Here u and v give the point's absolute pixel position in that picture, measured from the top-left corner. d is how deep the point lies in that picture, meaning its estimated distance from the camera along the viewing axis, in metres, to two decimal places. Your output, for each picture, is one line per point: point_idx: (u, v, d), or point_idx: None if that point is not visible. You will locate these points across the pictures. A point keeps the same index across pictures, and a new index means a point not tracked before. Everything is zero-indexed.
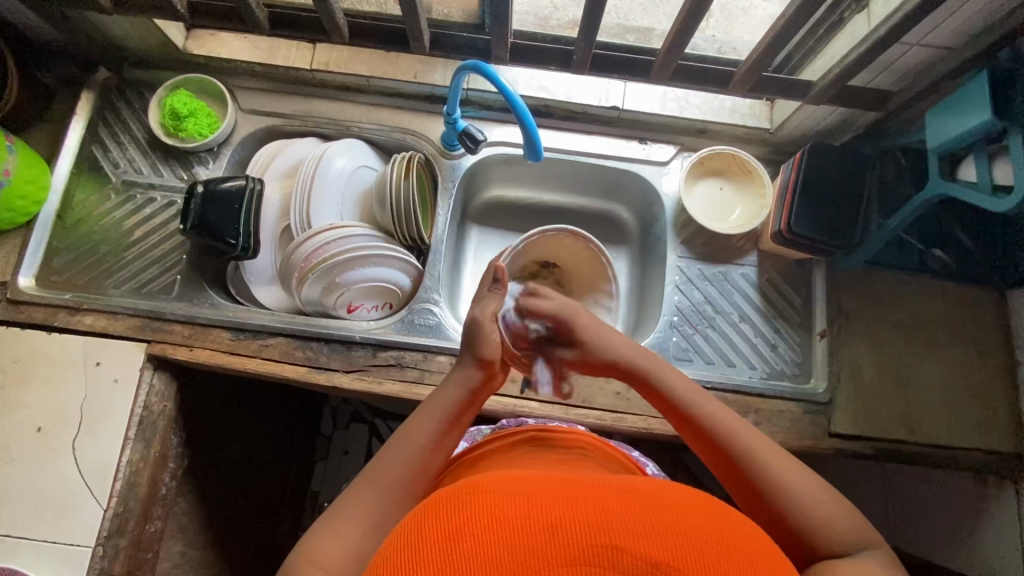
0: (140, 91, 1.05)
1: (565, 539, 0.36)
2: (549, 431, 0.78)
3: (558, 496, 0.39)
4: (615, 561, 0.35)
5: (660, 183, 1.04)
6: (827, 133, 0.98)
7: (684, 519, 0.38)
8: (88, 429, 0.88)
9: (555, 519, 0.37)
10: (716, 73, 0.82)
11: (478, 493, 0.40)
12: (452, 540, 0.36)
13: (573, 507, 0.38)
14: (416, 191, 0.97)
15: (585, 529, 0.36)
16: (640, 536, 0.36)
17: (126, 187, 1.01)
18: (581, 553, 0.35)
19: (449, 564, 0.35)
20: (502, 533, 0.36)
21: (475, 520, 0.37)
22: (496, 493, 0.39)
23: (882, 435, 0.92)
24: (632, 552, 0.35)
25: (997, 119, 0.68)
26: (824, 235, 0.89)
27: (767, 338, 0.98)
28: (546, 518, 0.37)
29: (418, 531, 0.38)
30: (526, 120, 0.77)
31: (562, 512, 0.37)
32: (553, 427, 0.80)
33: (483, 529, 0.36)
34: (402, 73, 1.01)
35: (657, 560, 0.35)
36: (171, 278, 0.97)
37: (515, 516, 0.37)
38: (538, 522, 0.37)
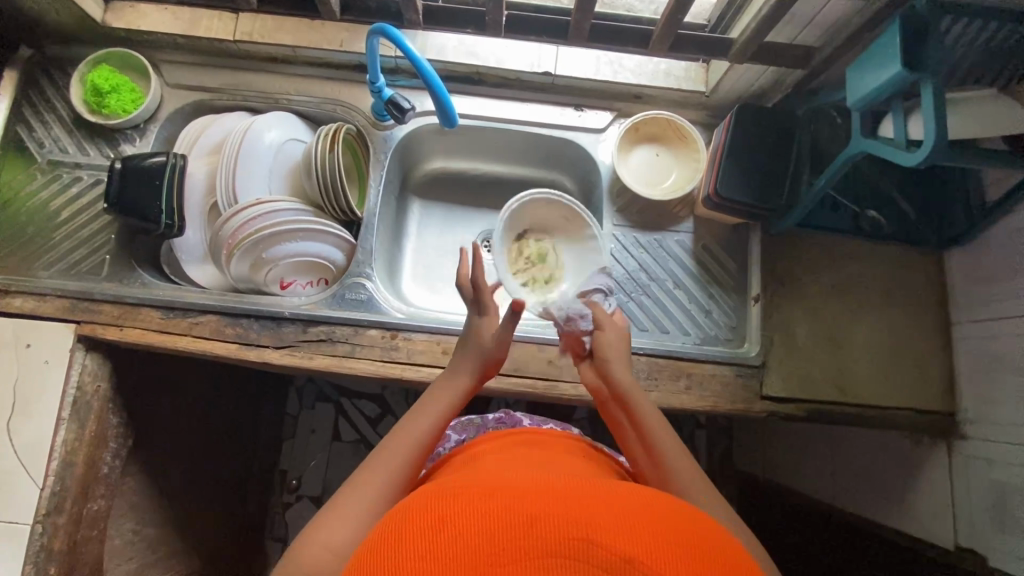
0: (64, 68, 1.03)
1: (545, 531, 0.36)
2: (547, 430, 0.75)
3: (545, 495, 0.39)
4: (591, 556, 0.34)
5: (596, 150, 1.02)
6: (761, 94, 0.96)
7: (664, 526, 0.38)
8: (21, 411, 0.89)
9: (538, 514, 0.37)
10: (635, 33, 0.80)
11: (470, 494, 0.40)
12: (436, 528, 0.37)
13: (560, 504, 0.38)
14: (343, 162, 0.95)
15: (566, 523, 0.36)
16: (618, 533, 0.36)
17: (52, 167, 0.99)
18: (559, 547, 0.35)
19: (432, 549, 0.35)
20: (484, 527, 0.36)
21: (461, 513, 0.38)
22: (483, 493, 0.40)
23: (813, 397, 0.93)
24: (604, 546, 0.35)
25: (909, 71, 0.66)
26: (752, 198, 0.88)
27: (702, 304, 0.98)
28: (530, 513, 0.37)
29: (406, 520, 0.39)
30: (436, 85, 0.76)
31: (549, 506, 0.38)
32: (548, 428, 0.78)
33: (469, 518, 0.37)
34: (328, 41, 0.98)
35: (629, 555, 0.35)
36: (99, 259, 0.96)
37: (502, 510, 0.38)
38: (520, 516, 0.37)
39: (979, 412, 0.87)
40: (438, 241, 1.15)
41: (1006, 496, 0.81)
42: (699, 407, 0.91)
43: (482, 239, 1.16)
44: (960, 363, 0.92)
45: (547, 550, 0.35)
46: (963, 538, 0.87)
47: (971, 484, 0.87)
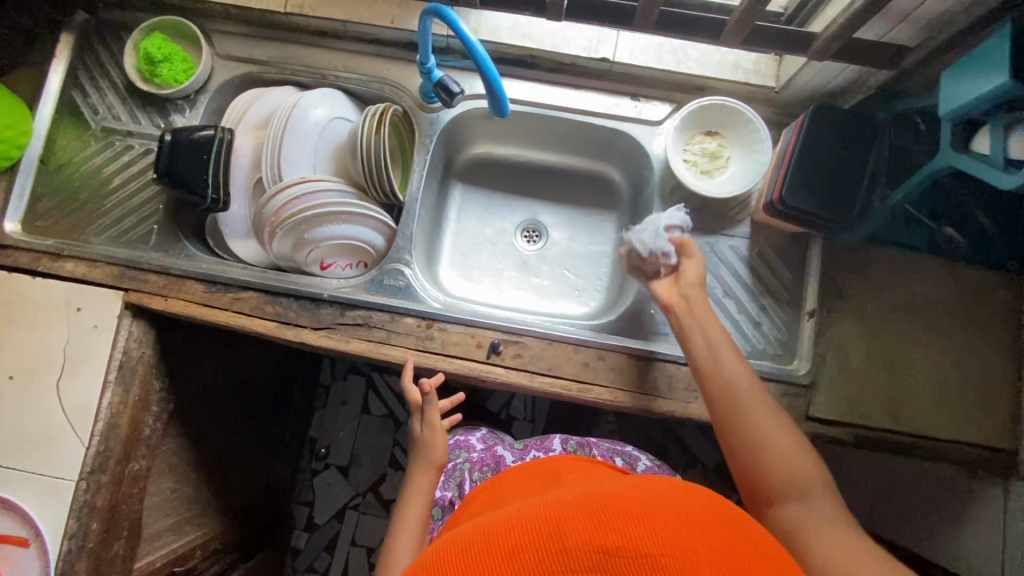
0: (119, 35, 1.03)
1: (524, 559, 0.38)
2: (529, 462, 0.82)
3: (512, 519, 0.41)
4: (573, 564, 0.37)
5: (651, 143, 0.97)
6: (838, 94, 0.89)
7: (626, 498, 0.41)
8: (71, 371, 0.92)
9: (514, 544, 0.39)
10: (707, 23, 0.74)
11: (445, 546, 0.42)
12: None
13: (527, 524, 0.40)
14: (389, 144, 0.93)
15: (538, 546, 0.38)
16: (591, 529, 0.38)
17: (105, 133, 1.00)
18: (544, 567, 0.37)
19: None
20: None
21: (440, 569, 0.39)
22: (450, 548, 0.41)
23: (863, 422, 0.88)
24: (583, 547, 0.37)
25: (1016, 83, 0.59)
26: (820, 208, 0.81)
27: (751, 315, 0.93)
28: (503, 549, 0.39)
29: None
30: (487, 69, 0.71)
31: (518, 532, 0.39)
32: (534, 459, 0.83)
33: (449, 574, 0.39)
34: (379, 18, 0.95)
35: (606, 546, 0.37)
36: (148, 228, 0.98)
37: (477, 553, 0.39)
38: (492, 555, 0.39)
39: None
40: (477, 229, 1.13)
41: None
42: None
43: (522, 229, 1.13)
44: None
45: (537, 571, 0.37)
46: None
47: None
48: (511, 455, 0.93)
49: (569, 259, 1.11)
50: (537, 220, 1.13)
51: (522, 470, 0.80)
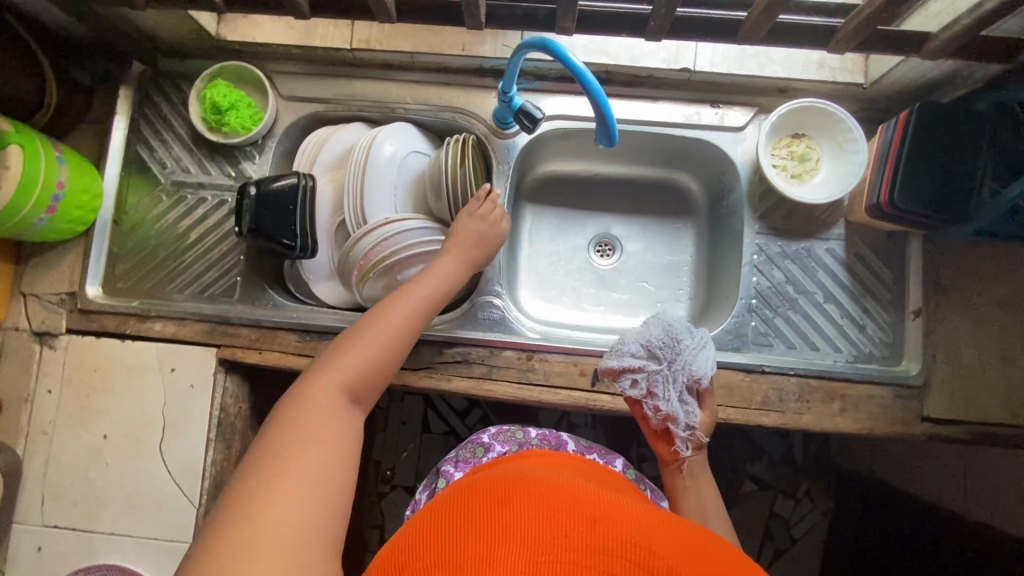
0: (176, 83, 1.00)
1: (606, 535, 0.46)
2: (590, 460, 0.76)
3: (601, 508, 0.50)
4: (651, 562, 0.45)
5: (735, 151, 0.94)
6: (932, 87, 0.86)
7: (696, 548, 0.49)
8: (172, 433, 0.91)
9: (598, 519, 0.47)
10: (816, 30, 0.72)
11: (529, 490, 0.51)
12: (513, 516, 0.47)
13: (618, 521, 0.48)
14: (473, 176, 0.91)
15: (624, 535, 0.46)
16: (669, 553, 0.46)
17: (176, 187, 0.99)
18: (626, 550, 0.45)
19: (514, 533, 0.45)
20: (551, 520, 0.46)
21: (528, 505, 0.48)
22: (540, 492, 0.50)
23: (979, 418, 0.87)
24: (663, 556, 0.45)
25: None
26: (930, 208, 0.80)
27: (854, 318, 0.91)
28: (590, 517, 0.48)
29: (473, 511, 0.49)
30: (600, 100, 0.73)
31: (608, 518, 0.48)
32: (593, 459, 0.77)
33: (539, 508, 0.47)
34: (449, 46, 0.93)
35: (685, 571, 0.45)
36: (231, 280, 0.96)
37: (563, 509, 0.48)
38: (585, 519, 0.47)
39: None
40: (550, 247, 1.11)
41: None
42: (854, 430, 0.86)
43: (595, 244, 1.10)
44: None
45: (614, 548, 0.45)
46: None
47: None
48: (574, 444, 0.93)
49: (647, 271, 1.08)
50: (610, 233, 1.11)
51: (568, 457, 0.74)
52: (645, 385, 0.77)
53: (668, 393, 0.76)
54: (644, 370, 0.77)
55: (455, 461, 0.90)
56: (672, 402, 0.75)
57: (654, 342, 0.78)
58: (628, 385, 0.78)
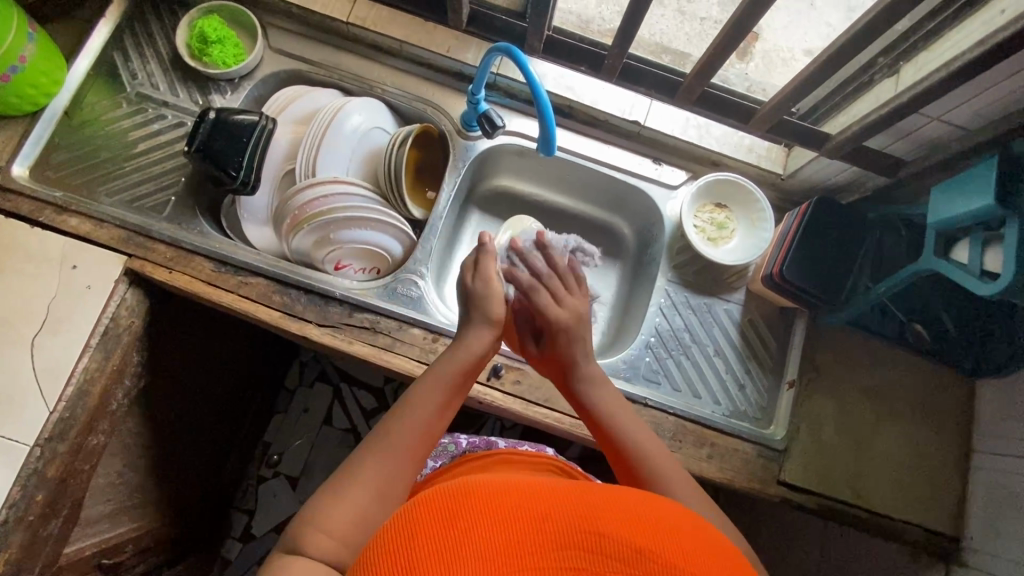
0: (173, 8, 1.04)
1: (556, 527, 0.42)
2: (516, 454, 0.81)
3: (551, 495, 0.45)
4: (601, 545, 0.41)
5: (665, 205, 1.04)
6: (835, 191, 0.99)
7: (655, 517, 0.45)
8: (51, 329, 0.87)
9: (551, 511, 0.43)
10: (740, 109, 0.87)
11: (468, 486, 0.45)
12: (451, 523, 0.42)
13: (565, 506, 0.44)
14: (406, 160, 0.98)
15: (574, 522, 0.42)
16: (623, 528, 0.43)
17: (139, 99, 1.00)
18: (575, 539, 0.41)
19: (456, 545, 0.40)
20: (496, 524, 0.42)
21: (472, 507, 0.43)
22: (482, 487, 0.45)
23: (826, 491, 0.94)
24: (614, 538, 0.42)
25: (997, 207, 0.69)
26: (811, 287, 0.91)
27: (736, 376, 0.99)
28: (537, 511, 0.43)
29: (412, 517, 0.43)
30: (546, 113, 0.80)
31: (558, 507, 0.44)
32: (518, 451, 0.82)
33: (481, 509, 0.43)
34: (436, 45, 1.01)
35: (640, 547, 0.41)
36: (164, 199, 0.97)
37: (512, 508, 0.43)
38: (532, 513, 0.43)
39: (985, 543, 0.88)
40: None
41: None
42: (715, 478, 0.91)
43: None
44: (972, 489, 0.93)
45: (567, 540, 0.41)
46: None
47: None
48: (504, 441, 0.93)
49: None
50: None
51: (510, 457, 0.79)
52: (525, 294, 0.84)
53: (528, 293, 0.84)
54: (523, 279, 0.84)
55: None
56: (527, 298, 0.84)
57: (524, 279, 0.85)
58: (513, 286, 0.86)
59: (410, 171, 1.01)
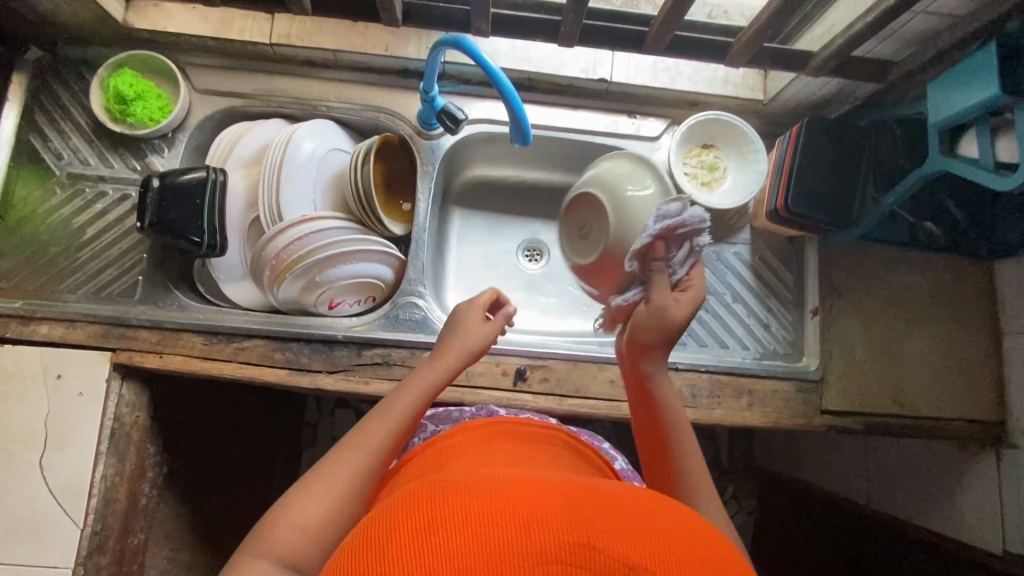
0: (79, 71, 0.94)
1: (543, 538, 0.34)
2: (519, 424, 0.72)
3: (542, 498, 0.37)
4: (591, 561, 0.33)
5: (650, 159, 0.99)
6: (821, 105, 0.95)
7: (657, 524, 0.37)
8: (56, 447, 0.82)
9: (539, 520, 0.35)
10: (713, 45, 0.81)
11: (448, 490, 0.38)
12: (426, 532, 0.35)
13: (554, 511, 0.36)
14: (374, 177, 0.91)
15: (564, 528, 0.35)
16: (619, 539, 0.35)
17: (73, 180, 0.92)
18: (561, 552, 0.34)
19: (426, 557, 0.33)
20: (469, 534, 0.34)
21: (450, 513, 0.36)
22: (465, 489, 0.38)
23: (869, 409, 0.94)
24: (606, 554, 0.34)
25: (1003, 94, 0.65)
26: (819, 214, 0.87)
27: (759, 317, 0.98)
28: (524, 518, 0.35)
29: (387, 519, 0.37)
30: (512, 99, 0.73)
31: (546, 512, 0.36)
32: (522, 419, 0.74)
33: (460, 516, 0.35)
34: (372, 46, 0.92)
35: (635, 563, 0.34)
36: (131, 280, 0.90)
37: (494, 515, 0.35)
38: (517, 519, 0.35)
39: None
40: (478, 251, 1.10)
41: None
42: (760, 423, 0.91)
43: (524, 249, 1.11)
44: (1010, 372, 0.93)
45: (551, 559, 0.33)
46: (1015, 545, 0.90)
47: None
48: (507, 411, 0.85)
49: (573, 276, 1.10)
50: (538, 239, 1.12)
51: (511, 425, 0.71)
52: (645, 249, 0.67)
53: (672, 257, 0.68)
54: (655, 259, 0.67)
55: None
56: (680, 276, 0.69)
57: (670, 218, 0.64)
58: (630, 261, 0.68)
59: (380, 188, 0.94)
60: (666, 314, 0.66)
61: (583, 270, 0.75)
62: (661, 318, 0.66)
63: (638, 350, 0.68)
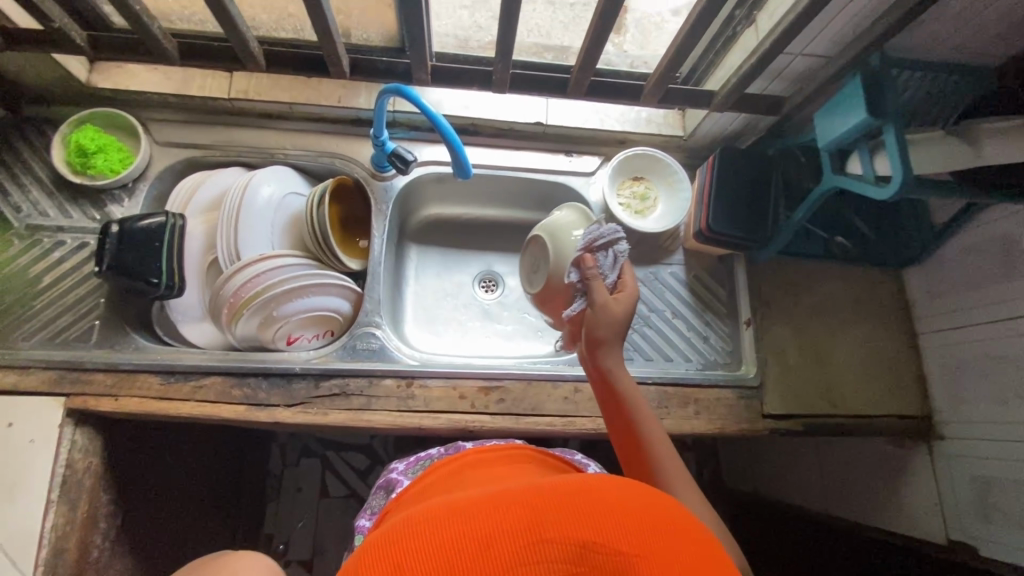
0: (41, 129, 0.98)
1: (500, 548, 0.35)
2: (488, 451, 0.73)
3: (489, 505, 0.38)
4: (548, 554, 0.35)
5: (587, 191, 1.08)
6: (734, 137, 1.06)
7: (604, 495, 0.38)
8: (5, 496, 0.80)
9: (490, 530, 0.36)
10: (630, 87, 0.91)
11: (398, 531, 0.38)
12: None
13: (506, 519, 0.36)
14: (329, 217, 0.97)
15: (515, 531, 0.36)
16: (568, 521, 0.36)
17: (31, 232, 0.94)
18: (517, 555, 0.35)
19: None
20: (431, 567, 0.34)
21: (407, 552, 0.36)
22: (412, 527, 0.38)
23: (808, 411, 1.00)
24: (557, 540, 0.35)
25: (872, 118, 0.75)
26: (739, 232, 0.96)
27: (700, 331, 1.05)
28: (476, 533, 0.36)
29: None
30: (452, 138, 0.80)
31: (496, 522, 0.36)
32: (487, 448, 0.75)
33: (416, 553, 0.35)
34: (325, 98, 1.00)
35: (585, 539, 0.35)
36: (88, 325, 0.91)
37: (446, 541, 0.36)
38: (470, 538, 0.36)
39: (955, 413, 0.96)
40: (435, 285, 1.15)
41: (989, 488, 0.89)
42: (708, 430, 0.95)
43: (479, 280, 1.17)
44: (929, 368, 1.02)
45: (511, 563, 0.34)
46: (955, 533, 0.94)
47: (956, 478, 0.95)
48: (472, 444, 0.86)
49: (528, 304, 1.16)
50: (492, 271, 1.18)
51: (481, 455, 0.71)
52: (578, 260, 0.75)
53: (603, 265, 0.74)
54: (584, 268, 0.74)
55: (369, 513, 0.86)
56: (613, 279, 0.73)
57: (592, 235, 0.75)
58: (571, 273, 0.76)
59: (336, 227, 0.99)
60: (607, 311, 0.69)
61: (537, 298, 0.87)
62: (603, 315, 0.69)
63: (594, 346, 0.69)
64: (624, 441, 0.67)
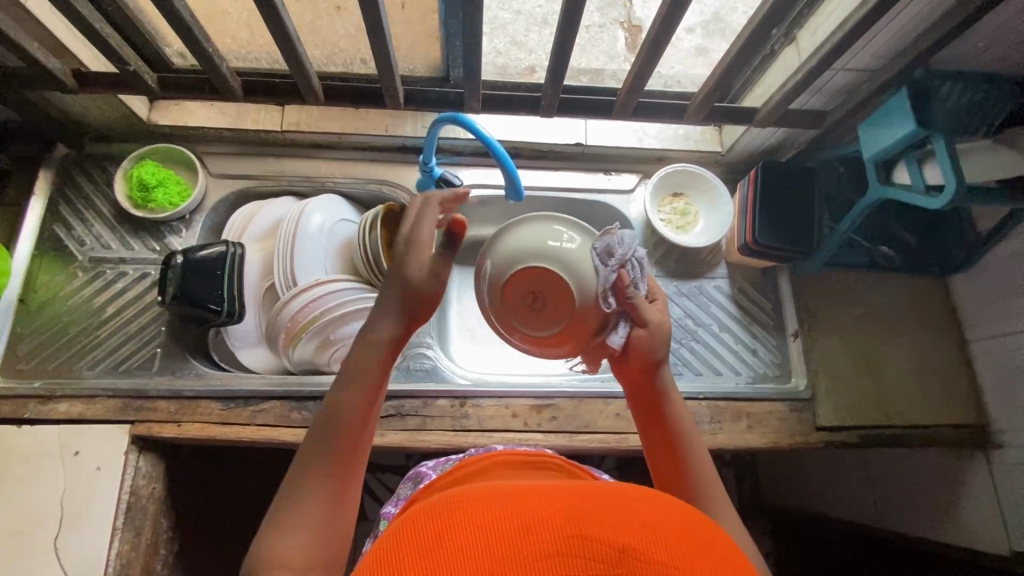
0: (102, 165, 1.02)
1: (538, 535, 0.35)
2: (521, 455, 0.72)
3: (528, 500, 0.38)
4: (586, 551, 0.34)
5: (627, 209, 1.10)
6: (771, 151, 1.08)
7: (642, 509, 0.39)
8: (70, 524, 0.79)
9: (530, 520, 0.36)
10: (673, 107, 0.93)
11: (438, 507, 0.38)
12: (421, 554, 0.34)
13: (545, 512, 0.36)
14: (380, 242, 0.99)
15: (555, 525, 0.35)
16: (608, 525, 0.36)
17: (94, 264, 0.98)
18: (555, 545, 0.34)
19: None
20: (467, 543, 0.34)
21: (448, 526, 0.36)
22: (452, 506, 0.38)
23: (861, 422, 0.99)
24: (598, 539, 0.35)
25: (921, 129, 0.76)
26: (785, 244, 0.97)
27: (746, 344, 1.05)
28: (517, 521, 0.36)
29: (382, 549, 0.36)
30: (506, 162, 0.83)
31: (536, 512, 0.36)
32: (522, 451, 0.75)
33: (457, 527, 0.35)
34: (373, 127, 1.04)
35: (626, 545, 0.35)
36: (150, 353, 0.94)
37: (488, 519, 0.36)
38: (511, 522, 0.35)
39: (1012, 421, 0.95)
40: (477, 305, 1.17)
41: None
42: (761, 444, 0.95)
43: None
44: (982, 376, 1.01)
45: (549, 550, 0.34)
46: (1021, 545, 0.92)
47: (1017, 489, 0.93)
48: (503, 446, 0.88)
49: None
50: None
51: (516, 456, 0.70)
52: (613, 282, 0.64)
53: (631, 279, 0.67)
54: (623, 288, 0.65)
55: (395, 500, 0.87)
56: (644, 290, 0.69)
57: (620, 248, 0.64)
58: (608, 300, 0.64)
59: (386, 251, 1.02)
60: (661, 329, 0.66)
61: (549, 339, 0.65)
62: (658, 334, 0.66)
63: (650, 369, 0.67)
64: (661, 458, 0.66)
